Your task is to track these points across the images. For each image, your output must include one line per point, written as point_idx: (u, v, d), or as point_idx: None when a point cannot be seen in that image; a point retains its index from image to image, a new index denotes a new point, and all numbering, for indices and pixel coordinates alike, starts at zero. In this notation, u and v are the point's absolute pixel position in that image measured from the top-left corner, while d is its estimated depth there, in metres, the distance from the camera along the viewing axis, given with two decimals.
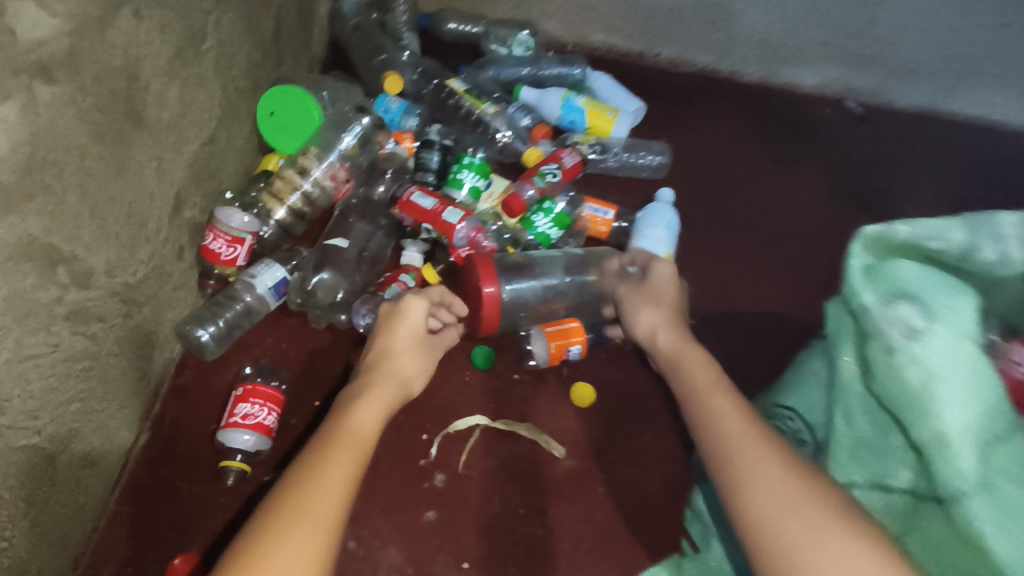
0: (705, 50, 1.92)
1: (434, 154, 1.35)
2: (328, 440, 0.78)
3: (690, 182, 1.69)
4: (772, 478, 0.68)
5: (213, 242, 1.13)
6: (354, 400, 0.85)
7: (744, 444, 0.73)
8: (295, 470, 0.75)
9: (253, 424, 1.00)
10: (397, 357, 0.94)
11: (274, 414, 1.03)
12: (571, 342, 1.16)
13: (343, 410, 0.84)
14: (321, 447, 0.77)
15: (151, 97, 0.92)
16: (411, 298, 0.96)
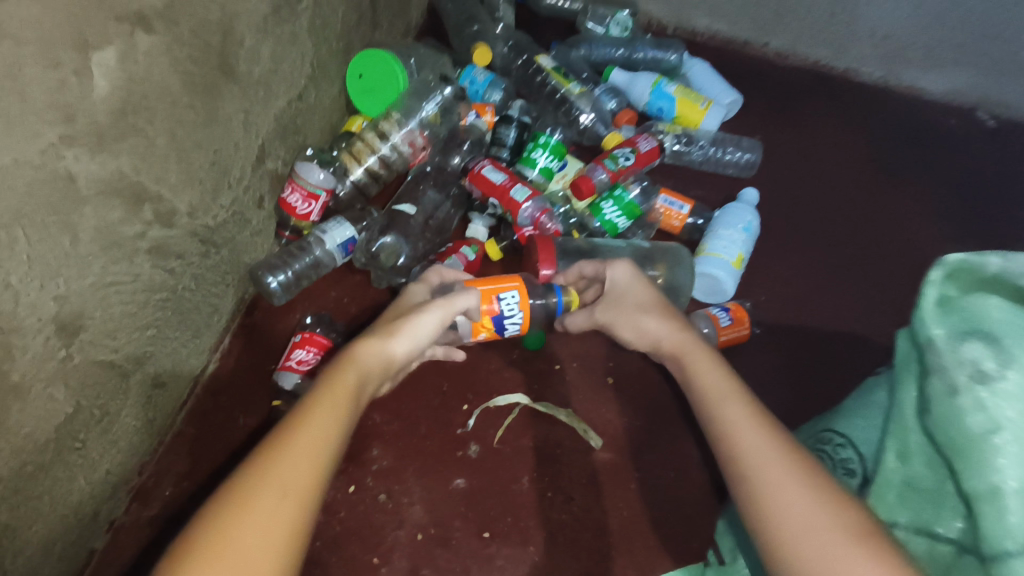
0: (819, 44, 1.77)
1: (511, 130, 1.36)
2: (283, 456, 0.61)
3: (778, 185, 1.59)
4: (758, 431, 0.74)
5: (291, 195, 1.17)
6: (314, 402, 0.66)
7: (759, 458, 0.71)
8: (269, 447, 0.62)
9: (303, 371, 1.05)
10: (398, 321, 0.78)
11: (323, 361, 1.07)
12: (502, 287, 0.90)
13: (302, 415, 0.65)
14: (265, 479, 0.59)
15: (244, 52, 0.97)
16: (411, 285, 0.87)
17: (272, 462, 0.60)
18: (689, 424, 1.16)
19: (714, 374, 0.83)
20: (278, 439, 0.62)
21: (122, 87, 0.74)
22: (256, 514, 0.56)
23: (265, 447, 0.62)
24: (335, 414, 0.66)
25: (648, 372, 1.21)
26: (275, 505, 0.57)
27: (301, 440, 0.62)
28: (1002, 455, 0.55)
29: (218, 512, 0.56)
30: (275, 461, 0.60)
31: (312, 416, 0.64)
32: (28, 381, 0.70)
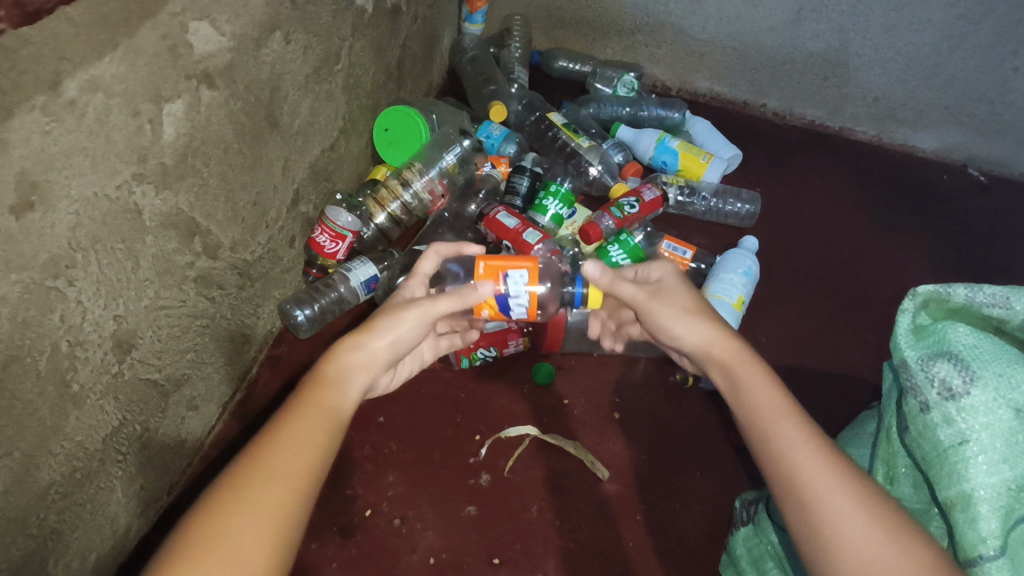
0: (815, 105, 1.88)
1: (523, 180, 1.45)
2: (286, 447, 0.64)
3: (778, 235, 1.67)
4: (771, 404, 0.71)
5: (320, 235, 1.26)
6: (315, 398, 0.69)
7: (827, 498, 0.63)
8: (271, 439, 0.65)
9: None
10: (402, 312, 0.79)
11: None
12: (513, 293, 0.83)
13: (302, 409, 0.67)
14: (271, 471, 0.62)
15: (287, 106, 1.09)
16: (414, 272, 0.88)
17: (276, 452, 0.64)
18: (693, 458, 1.20)
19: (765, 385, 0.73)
20: (271, 438, 0.64)
21: (186, 133, 0.84)
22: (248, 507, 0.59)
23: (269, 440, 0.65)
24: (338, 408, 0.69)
25: (654, 408, 1.25)
26: (271, 499, 0.60)
27: (294, 435, 0.65)
28: (973, 465, 0.61)
29: (213, 508, 0.59)
30: (269, 455, 0.63)
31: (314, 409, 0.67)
32: (86, 391, 0.78)
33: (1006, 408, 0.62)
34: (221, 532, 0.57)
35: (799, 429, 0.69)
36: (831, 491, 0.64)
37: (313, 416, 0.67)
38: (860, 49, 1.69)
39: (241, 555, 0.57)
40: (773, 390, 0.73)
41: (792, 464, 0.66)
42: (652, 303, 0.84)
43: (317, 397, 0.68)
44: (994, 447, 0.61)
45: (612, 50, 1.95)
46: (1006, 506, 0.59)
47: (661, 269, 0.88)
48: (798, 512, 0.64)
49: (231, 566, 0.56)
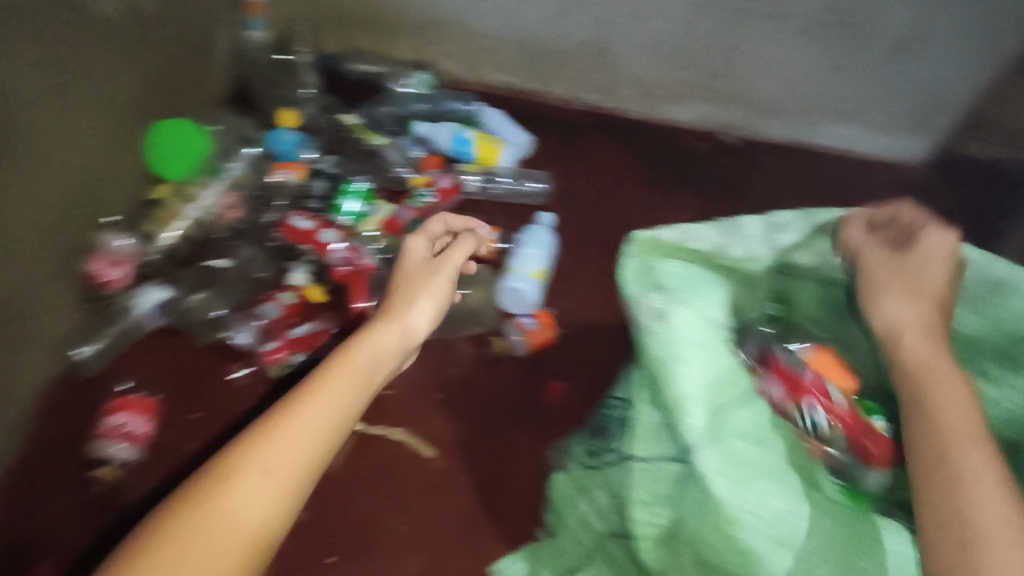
0: (590, 90, 2.06)
1: (319, 182, 1.48)
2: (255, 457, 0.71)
3: (571, 210, 1.83)
4: (961, 430, 0.74)
5: (94, 265, 1.20)
6: (289, 410, 0.76)
7: (946, 406, 0.76)
8: (249, 442, 0.73)
9: (115, 433, 1.12)
10: (415, 309, 0.97)
11: (137, 418, 1.14)
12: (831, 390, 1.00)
13: (276, 421, 0.75)
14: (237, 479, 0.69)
15: (20, 125, 0.99)
16: (410, 239, 1.06)
17: (245, 466, 0.70)
18: (513, 420, 1.28)
19: (954, 401, 0.77)
20: (249, 444, 0.72)
21: None
22: (253, 487, 0.69)
23: (249, 443, 0.72)
24: (315, 444, 0.75)
25: (471, 382, 1.32)
26: (220, 516, 0.66)
27: (301, 428, 0.75)
28: (684, 373, 0.76)
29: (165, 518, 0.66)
30: (233, 463, 0.71)
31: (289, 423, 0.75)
32: None
33: (702, 321, 0.78)
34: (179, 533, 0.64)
35: (977, 458, 0.71)
36: (962, 403, 0.77)
37: (323, 404, 0.78)
38: (617, 37, 1.87)
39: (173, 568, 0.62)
40: (959, 407, 0.76)
41: (926, 399, 0.78)
42: (417, 239, 1.07)
43: (277, 419, 0.75)
44: (698, 364, 0.76)
45: (402, 50, 1.99)
46: (711, 402, 0.75)
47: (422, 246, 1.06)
48: (953, 534, 0.66)
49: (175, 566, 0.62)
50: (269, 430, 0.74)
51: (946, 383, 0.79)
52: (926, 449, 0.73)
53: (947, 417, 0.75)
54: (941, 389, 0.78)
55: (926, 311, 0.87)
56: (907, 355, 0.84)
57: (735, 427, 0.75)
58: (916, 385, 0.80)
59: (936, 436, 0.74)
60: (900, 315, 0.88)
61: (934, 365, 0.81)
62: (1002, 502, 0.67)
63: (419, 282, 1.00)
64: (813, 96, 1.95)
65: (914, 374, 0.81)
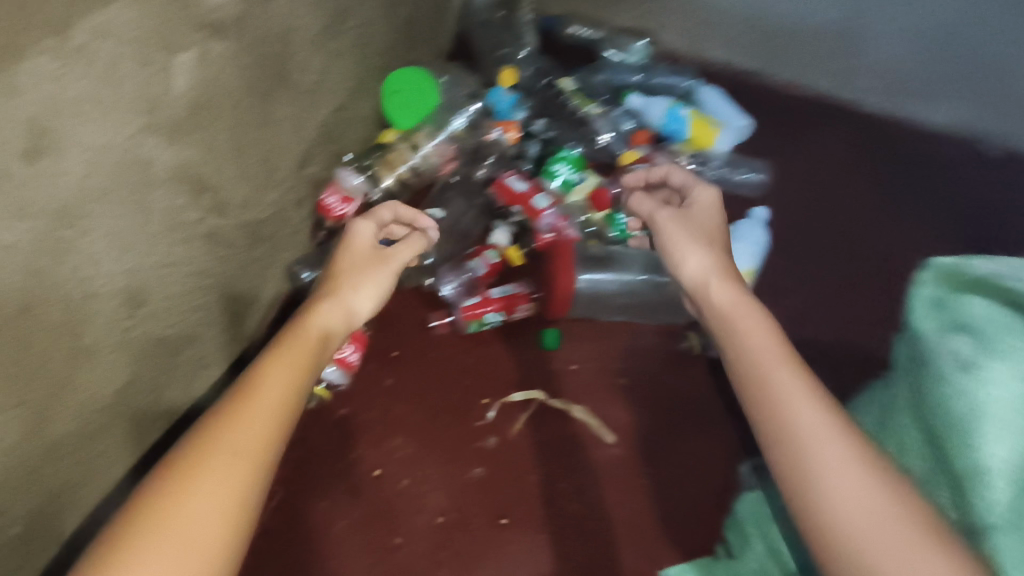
0: (824, 75, 1.82)
1: (532, 145, 1.48)
2: (229, 431, 0.67)
3: (785, 209, 1.64)
4: (823, 445, 0.69)
5: (328, 197, 1.26)
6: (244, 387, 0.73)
7: (796, 403, 0.72)
8: (216, 418, 0.69)
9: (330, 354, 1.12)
10: (358, 285, 0.89)
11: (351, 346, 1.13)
12: None
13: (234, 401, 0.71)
14: (211, 449, 0.65)
15: (297, 63, 1.06)
16: (358, 220, 0.95)
17: (218, 442, 0.66)
18: (699, 425, 1.21)
19: (806, 409, 0.72)
20: (210, 425, 0.68)
21: (196, 87, 0.83)
22: (220, 469, 0.64)
23: (213, 420, 0.68)
24: (274, 415, 0.71)
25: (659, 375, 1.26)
26: (203, 488, 0.62)
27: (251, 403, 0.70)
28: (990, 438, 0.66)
29: (142, 497, 0.62)
30: (204, 440, 0.66)
31: (246, 398, 0.71)
32: (98, 344, 0.77)
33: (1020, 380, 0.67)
34: (169, 510, 0.60)
35: (858, 476, 0.66)
36: (818, 418, 0.71)
37: (276, 380, 0.74)
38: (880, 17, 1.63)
39: (170, 538, 0.59)
40: (835, 433, 0.69)
41: (765, 393, 0.75)
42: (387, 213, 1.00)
43: (243, 394, 0.71)
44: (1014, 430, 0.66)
45: (625, 16, 1.90)
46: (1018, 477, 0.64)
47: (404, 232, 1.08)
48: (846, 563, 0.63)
49: (179, 538, 0.59)
50: (234, 412, 0.69)
51: (789, 377, 0.75)
52: (809, 464, 0.69)
53: (804, 440, 0.70)
54: (793, 394, 0.73)
55: (722, 261, 0.90)
56: (739, 349, 0.80)
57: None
58: (762, 380, 0.76)
59: (805, 458, 0.69)
60: (725, 293, 0.85)
61: (791, 367, 0.76)
62: (872, 498, 0.65)
63: (366, 263, 0.91)
64: None
65: (789, 407, 0.72)
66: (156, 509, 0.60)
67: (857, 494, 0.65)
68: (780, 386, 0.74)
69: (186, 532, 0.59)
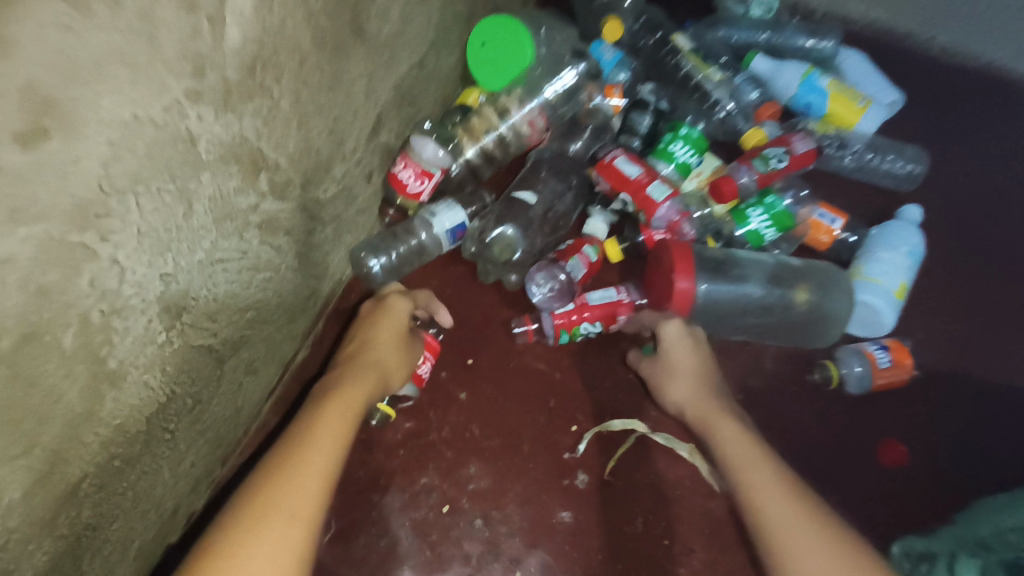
0: (995, 44, 1.51)
1: (644, 118, 1.23)
2: (287, 476, 0.63)
3: (944, 205, 1.33)
4: (766, 479, 0.75)
5: (402, 171, 1.06)
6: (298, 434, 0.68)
7: (761, 489, 0.74)
8: (268, 470, 0.64)
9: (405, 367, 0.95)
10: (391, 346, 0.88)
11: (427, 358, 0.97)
12: None
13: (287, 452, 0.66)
14: (274, 495, 0.60)
15: (376, 8, 0.86)
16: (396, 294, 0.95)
17: (277, 487, 0.61)
18: (828, 478, 1.01)
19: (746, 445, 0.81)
20: (265, 474, 0.63)
21: (255, 39, 0.63)
22: (271, 540, 0.56)
23: (266, 471, 0.64)
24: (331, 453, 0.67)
25: (780, 410, 1.06)
26: (269, 531, 0.57)
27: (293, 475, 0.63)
28: None
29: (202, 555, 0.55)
30: (262, 490, 0.61)
31: (301, 444, 0.67)
32: (124, 368, 0.61)
33: None
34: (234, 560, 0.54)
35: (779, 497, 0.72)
36: (779, 505, 0.71)
37: (316, 440, 0.67)
38: None
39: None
40: (764, 467, 0.77)
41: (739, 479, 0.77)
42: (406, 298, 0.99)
43: (294, 441, 0.67)
44: None
45: None
46: None
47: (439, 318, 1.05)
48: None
49: None
50: (273, 480, 0.61)
51: (764, 472, 0.76)
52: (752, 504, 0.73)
53: (745, 473, 0.77)
54: (757, 480, 0.75)
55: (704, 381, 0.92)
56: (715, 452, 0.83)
57: None
58: (736, 472, 0.78)
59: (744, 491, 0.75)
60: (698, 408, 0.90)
61: (763, 466, 0.77)
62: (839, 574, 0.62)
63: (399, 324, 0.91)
64: None
65: (734, 459, 0.80)
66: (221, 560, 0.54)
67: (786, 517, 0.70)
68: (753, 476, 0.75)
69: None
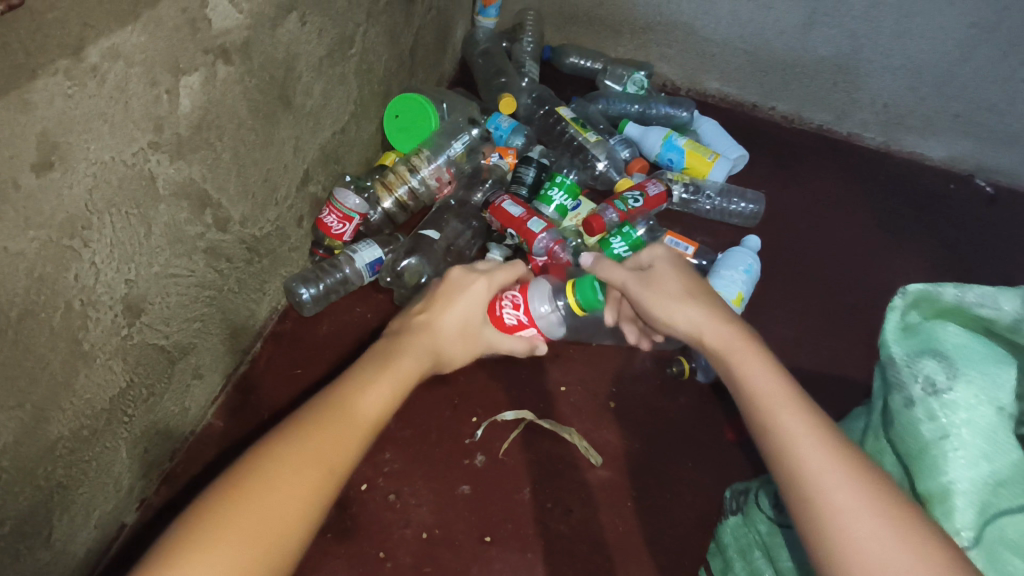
0: (823, 109, 1.83)
1: (530, 170, 1.45)
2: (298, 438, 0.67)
3: (780, 236, 1.64)
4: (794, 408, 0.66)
5: (328, 216, 1.29)
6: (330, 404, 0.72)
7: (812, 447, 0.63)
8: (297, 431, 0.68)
9: (509, 329, 1.00)
10: (445, 336, 0.89)
11: (517, 290, 0.99)
12: None
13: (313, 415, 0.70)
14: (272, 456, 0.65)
15: (300, 87, 1.11)
16: (477, 279, 0.91)
17: (286, 446, 0.66)
18: (687, 449, 1.22)
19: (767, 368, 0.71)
20: (290, 434, 0.68)
21: (200, 106, 0.87)
22: (276, 494, 0.62)
23: (286, 430, 0.68)
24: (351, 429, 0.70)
25: (647, 400, 1.27)
26: (271, 494, 0.62)
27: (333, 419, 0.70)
28: (955, 461, 0.61)
29: (215, 496, 0.62)
30: (282, 448, 0.66)
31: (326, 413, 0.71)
32: (96, 350, 0.80)
33: (988, 405, 0.62)
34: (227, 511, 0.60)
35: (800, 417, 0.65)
36: (810, 439, 0.63)
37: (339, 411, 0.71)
38: (871, 54, 1.65)
39: (235, 535, 0.59)
40: (771, 376, 0.70)
41: (775, 426, 0.65)
42: (479, 284, 0.91)
43: (324, 410, 0.71)
44: (974, 442, 0.61)
45: (624, 48, 1.93)
46: (982, 501, 0.60)
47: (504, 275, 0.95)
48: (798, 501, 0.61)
49: (248, 532, 0.59)
50: (295, 435, 0.68)
51: (802, 420, 0.65)
52: (765, 423, 0.66)
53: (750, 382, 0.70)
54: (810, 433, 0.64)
55: (719, 313, 0.78)
56: (735, 382, 0.72)
57: (1012, 542, 0.59)
58: (768, 421, 0.66)
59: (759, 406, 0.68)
60: (720, 338, 0.76)
61: (785, 390, 0.68)
62: (912, 552, 0.55)
63: (443, 296, 0.90)
64: None
65: (755, 396, 0.69)
66: (230, 509, 0.60)
67: (808, 447, 0.63)
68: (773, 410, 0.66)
69: (264, 525, 0.61)
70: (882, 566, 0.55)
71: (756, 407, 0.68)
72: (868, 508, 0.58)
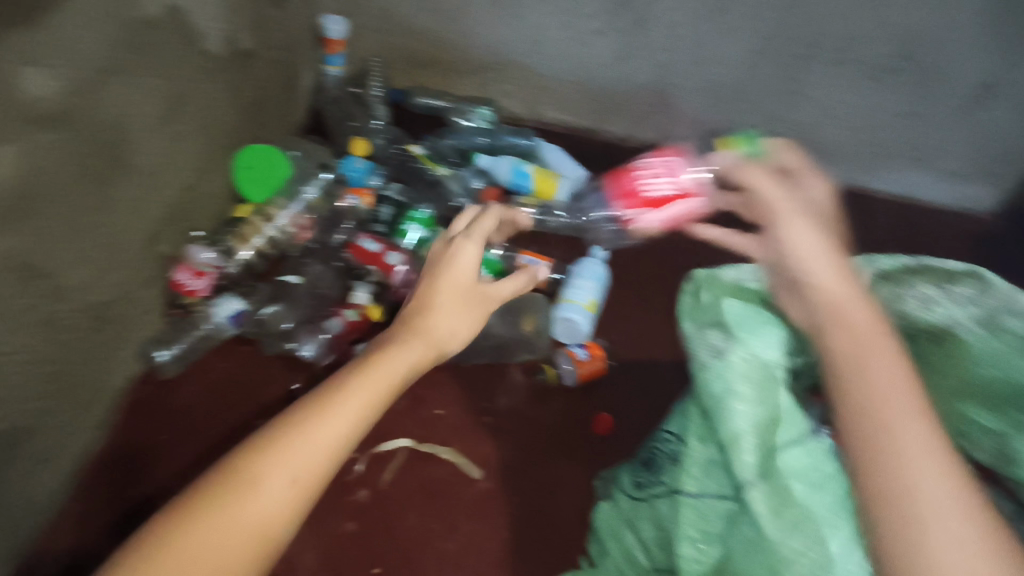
0: (649, 129, 2.06)
1: (385, 208, 1.55)
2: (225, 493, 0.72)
3: (624, 245, 1.82)
4: (902, 395, 0.75)
5: (180, 274, 1.27)
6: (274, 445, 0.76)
7: (911, 433, 0.72)
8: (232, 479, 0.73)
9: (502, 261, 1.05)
10: (435, 319, 1.01)
11: None
12: None
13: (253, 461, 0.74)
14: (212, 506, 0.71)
15: (136, 147, 1.10)
16: (463, 246, 1.07)
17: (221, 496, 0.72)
18: (562, 449, 1.31)
19: (882, 356, 0.78)
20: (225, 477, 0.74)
21: (16, 177, 0.84)
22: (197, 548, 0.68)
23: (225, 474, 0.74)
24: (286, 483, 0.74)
25: (522, 409, 1.34)
26: (192, 546, 0.68)
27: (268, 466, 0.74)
28: (737, 413, 0.81)
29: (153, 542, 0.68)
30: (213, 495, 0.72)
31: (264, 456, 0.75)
32: None
33: (754, 362, 0.84)
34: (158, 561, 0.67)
35: (909, 404, 0.74)
36: (913, 422, 0.72)
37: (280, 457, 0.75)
38: (679, 80, 1.88)
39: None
40: (895, 366, 0.77)
41: (856, 403, 0.75)
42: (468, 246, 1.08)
43: (262, 457, 0.75)
44: (748, 395, 0.82)
45: (467, 86, 2.06)
46: (761, 440, 0.80)
47: (488, 224, 1.14)
48: (886, 488, 0.69)
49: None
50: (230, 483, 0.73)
51: (916, 408, 0.74)
52: (878, 416, 0.74)
53: (862, 378, 0.77)
54: (890, 408, 0.74)
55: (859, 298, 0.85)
56: (850, 374, 0.78)
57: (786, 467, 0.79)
58: (876, 413, 0.74)
59: (858, 401, 0.75)
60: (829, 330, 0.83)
61: (892, 376, 0.77)
62: (968, 519, 0.66)
63: (439, 276, 1.05)
64: (882, 142, 1.93)
65: (872, 390, 0.76)
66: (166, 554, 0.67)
67: (917, 435, 0.71)
68: (898, 400, 0.74)
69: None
70: (934, 538, 0.65)
71: (851, 398, 0.76)
72: (945, 481, 0.68)
